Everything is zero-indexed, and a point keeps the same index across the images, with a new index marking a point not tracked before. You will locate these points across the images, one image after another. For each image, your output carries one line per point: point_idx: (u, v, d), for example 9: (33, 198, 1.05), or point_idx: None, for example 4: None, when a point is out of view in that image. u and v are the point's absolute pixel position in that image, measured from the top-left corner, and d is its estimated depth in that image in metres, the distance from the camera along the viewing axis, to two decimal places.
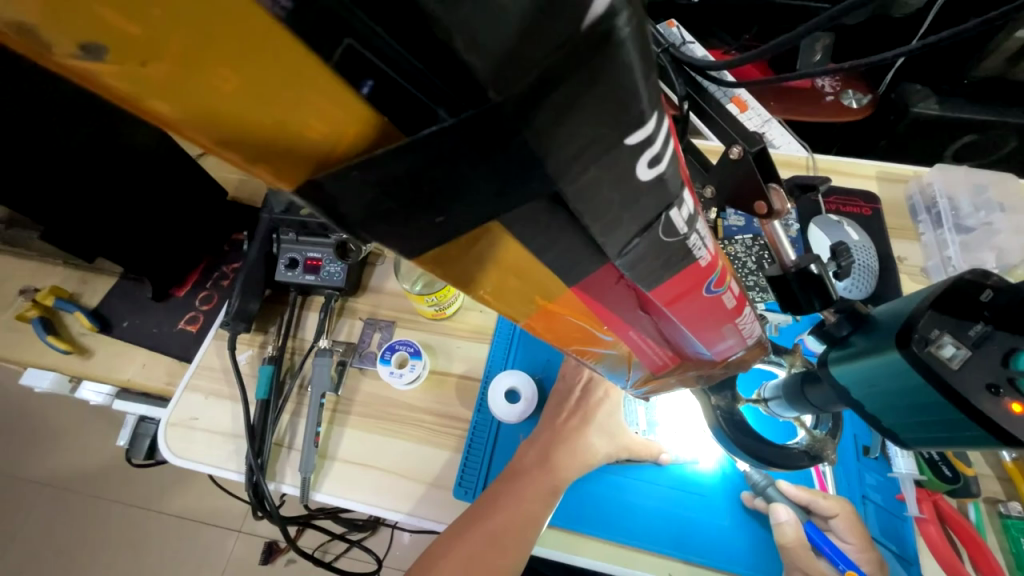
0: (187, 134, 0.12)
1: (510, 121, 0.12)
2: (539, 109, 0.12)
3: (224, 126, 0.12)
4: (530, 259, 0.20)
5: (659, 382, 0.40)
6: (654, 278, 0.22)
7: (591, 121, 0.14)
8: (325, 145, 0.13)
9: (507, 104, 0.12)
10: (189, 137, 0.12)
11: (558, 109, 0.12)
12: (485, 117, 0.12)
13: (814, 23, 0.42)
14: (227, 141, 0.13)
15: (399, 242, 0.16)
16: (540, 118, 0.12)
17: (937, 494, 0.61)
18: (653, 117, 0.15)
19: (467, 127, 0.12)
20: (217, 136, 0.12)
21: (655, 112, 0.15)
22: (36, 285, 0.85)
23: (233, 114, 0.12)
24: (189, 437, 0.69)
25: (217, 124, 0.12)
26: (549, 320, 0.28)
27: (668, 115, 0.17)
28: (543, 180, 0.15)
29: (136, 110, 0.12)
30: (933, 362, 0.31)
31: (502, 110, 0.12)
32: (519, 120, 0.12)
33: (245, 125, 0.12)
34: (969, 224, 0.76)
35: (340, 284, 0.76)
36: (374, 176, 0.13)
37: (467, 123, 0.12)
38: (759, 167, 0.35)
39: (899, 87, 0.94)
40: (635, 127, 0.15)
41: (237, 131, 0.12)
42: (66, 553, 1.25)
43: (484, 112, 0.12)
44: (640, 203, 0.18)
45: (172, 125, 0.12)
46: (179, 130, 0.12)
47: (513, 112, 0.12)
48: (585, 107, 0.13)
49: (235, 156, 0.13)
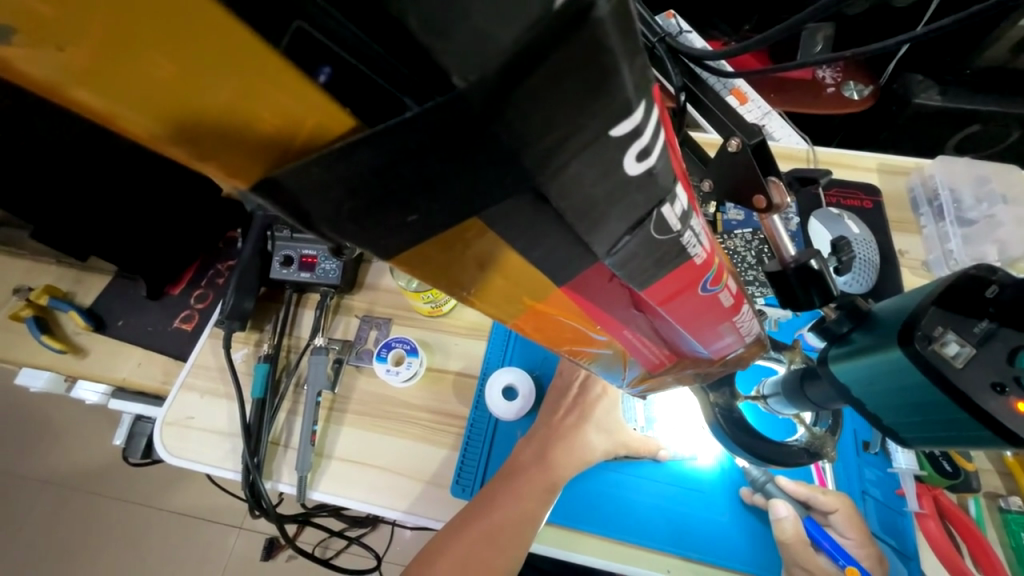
0: (126, 124, 0.11)
1: (478, 114, 0.11)
2: (511, 100, 0.11)
3: (168, 118, 0.11)
4: (514, 258, 0.19)
5: (655, 380, 0.40)
6: (646, 277, 0.21)
7: (570, 112, 0.13)
8: (280, 136, 0.12)
9: (473, 93, 0.11)
10: (129, 127, 0.11)
11: (532, 99, 0.12)
12: (450, 108, 0.11)
13: (815, 11, 0.40)
14: (171, 134, 0.12)
15: (372, 242, 0.15)
16: (515, 106, 0.11)
17: (937, 489, 0.61)
18: (640, 108, 0.14)
19: (431, 119, 0.11)
20: (158, 126, 0.11)
21: (643, 101, 0.14)
22: (29, 283, 0.85)
23: (173, 105, 0.11)
24: (185, 436, 0.69)
25: (158, 116, 0.11)
26: (540, 321, 0.27)
27: (657, 105, 0.16)
28: (520, 176, 0.14)
29: (64, 98, 0.11)
30: (936, 360, 0.30)
31: (470, 99, 0.11)
32: (488, 112, 0.11)
33: (189, 116, 0.11)
34: (971, 217, 0.75)
35: (336, 281, 0.75)
36: (336, 173, 0.12)
37: (430, 116, 0.11)
38: (758, 158, 0.34)
39: (900, 78, 0.92)
40: (620, 118, 0.14)
41: (181, 122, 0.11)
42: (68, 549, 1.25)
43: (448, 101, 0.11)
44: (629, 199, 0.17)
45: (108, 114, 0.11)
46: (117, 120, 0.11)
47: (481, 103, 0.11)
48: (564, 95, 0.12)
49: (186, 149, 0.12)
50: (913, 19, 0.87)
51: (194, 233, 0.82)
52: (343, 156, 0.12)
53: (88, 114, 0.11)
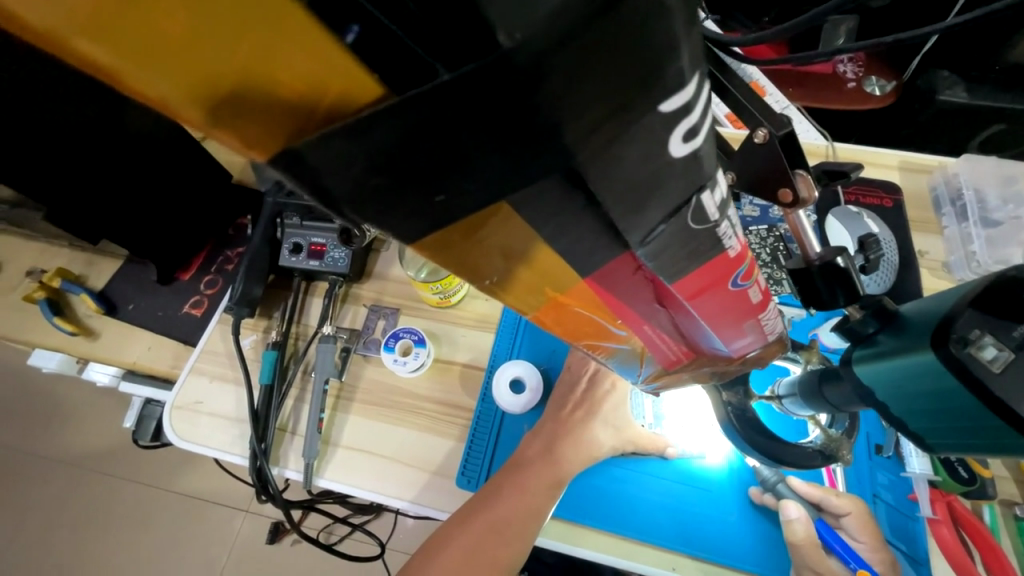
0: (135, 83, 0.10)
1: (522, 77, 0.10)
2: (559, 62, 0.10)
3: (182, 78, 0.10)
4: (540, 246, 0.18)
5: (670, 378, 0.39)
6: (676, 270, 0.20)
7: (616, 77, 0.11)
8: (302, 103, 0.11)
9: (521, 52, 0.10)
10: (135, 87, 0.10)
11: (579, 65, 0.11)
12: (493, 69, 0.10)
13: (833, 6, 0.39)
14: (184, 97, 0.11)
15: (395, 224, 0.14)
16: (561, 69, 0.11)
17: (952, 495, 0.59)
18: (693, 81, 0.13)
19: (469, 86, 0.10)
20: (168, 86, 0.11)
21: (695, 74, 0.13)
22: (43, 265, 0.85)
23: (189, 64, 0.10)
24: (194, 420, 0.69)
25: (172, 75, 0.10)
26: (559, 313, 0.26)
27: (708, 84, 0.15)
28: (559, 152, 0.13)
29: (64, 50, 0.10)
30: (972, 364, 0.29)
31: (518, 61, 0.10)
32: (533, 76, 0.10)
33: (204, 74, 0.10)
34: (996, 218, 0.73)
35: (345, 270, 0.75)
36: (362, 145, 0.11)
37: (470, 79, 0.10)
38: (785, 151, 0.33)
39: (925, 74, 0.88)
40: (670, 93, 0.13)
41: (193, 81, 0.11)
42: (80, 527, 1.28)
43: (494, 62, 0.10)
44: (669, 184, 0.16)
45: (115, 71, 0.10)
46: (125, 77, 0.10)
47: (527, 65, 0.10)
48: (616, 58, 0.11)
49: (200, 114, 0.11)
50: (941, 12, 0.84)
51: (204, 217, 0.82)
52: (372, 124, 0.11)
53: (95, 72, 0.10)
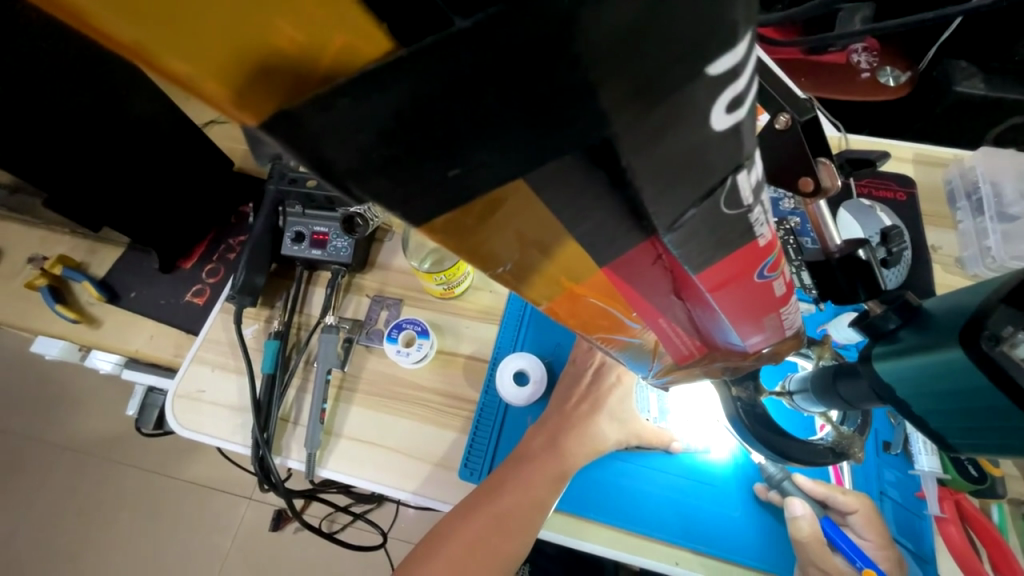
0: (105, 24, 0.09)
1: (557, 24, 0.09)
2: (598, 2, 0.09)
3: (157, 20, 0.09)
4: (557, 233, 0.17)
5: (682, 373, 0.37)
6: (702, 260, 0.19)
7: (660, 31, 0.11)
8: (298, 59, 0.10)
9: None
10: (107, 34, 0.09)
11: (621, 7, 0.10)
12: (527, 9, 0.09)
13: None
14: (161, 43, 0.09)
15: (404, 203, 0.13)
16: (599, 18, 0.10)
17: (960, 494, 0.58)
18: (745, 40, 0.12)
19: (494, 33, 0.09)
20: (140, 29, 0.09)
21: (749, 33, 0.12)
22: (44, 252, 0.85)
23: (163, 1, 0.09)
24: (196, 409, 0.69)
25: (148, 17, 0.09)
26: (572, 304, 0.25)
27: (757, 48, 0.14)
28: (590, 119, 0.12)
29: None
30: (1006, 364, 0.27)
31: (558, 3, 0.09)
32: (570, 21, 0.09)
33: (181, 15, 0.09)
34: (1013, 212, 0.71)
35: (347, 260, 0.73)
36: (370, 107, 0.10)
37: (495, 24, 0.09)
38: (807, 137, 0.32)
39: (942, 65, 0.85)
40: (722, 52, 0.12)
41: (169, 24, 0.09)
42: (87, 513, 1.29)
43: (530, 2, 0.09)
44: (707, 160, 0.15)
45: (78, 9, 0.09)
46: (91, 17, 0.09)
47: (566, 9, 0.09)
48: (658, 4, 0.10)
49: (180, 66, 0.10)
50: None
51: (205, 205, 0.81)
52: (389, 81, 0.10)
53: (58, 11, 0.09)
